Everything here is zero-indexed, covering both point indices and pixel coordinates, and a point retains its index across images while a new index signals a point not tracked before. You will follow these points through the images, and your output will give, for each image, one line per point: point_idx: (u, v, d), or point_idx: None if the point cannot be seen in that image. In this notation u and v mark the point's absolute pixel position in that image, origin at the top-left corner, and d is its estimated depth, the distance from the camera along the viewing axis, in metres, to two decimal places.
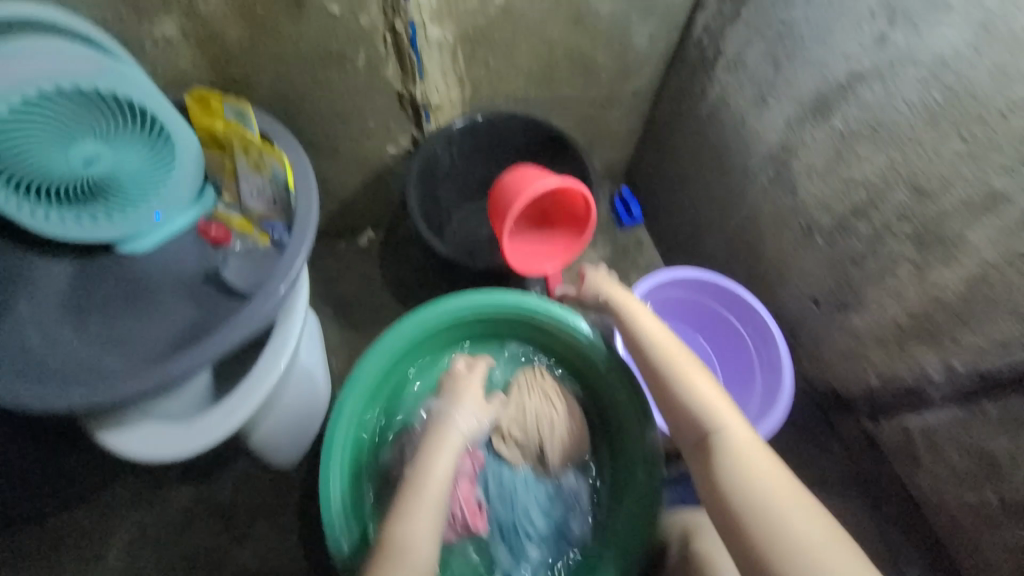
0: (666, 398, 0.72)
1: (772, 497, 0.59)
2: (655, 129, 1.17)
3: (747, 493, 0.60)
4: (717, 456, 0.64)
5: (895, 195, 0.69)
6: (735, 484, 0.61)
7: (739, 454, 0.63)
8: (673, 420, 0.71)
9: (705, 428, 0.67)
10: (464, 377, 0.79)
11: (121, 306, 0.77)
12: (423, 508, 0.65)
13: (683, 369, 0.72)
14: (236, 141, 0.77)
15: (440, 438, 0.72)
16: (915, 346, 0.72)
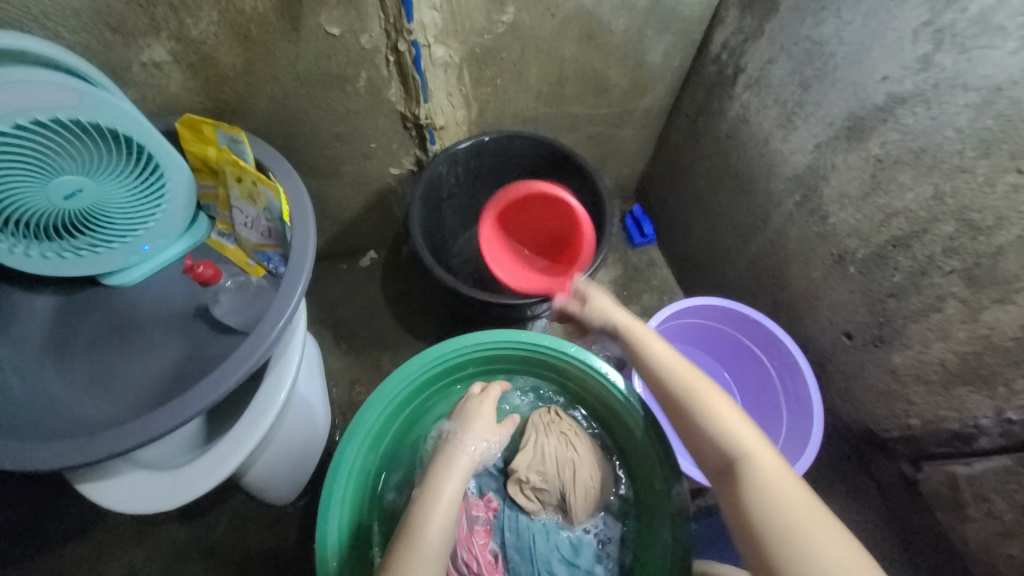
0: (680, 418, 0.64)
1: (803, 525, 0.52)
2: (669, 147, 1.12)
3: (777, 523, 0.53)
4: (740, 482, 0.57)
5: (942, 228, 0.63)
6: (768, 521, 0.53)
7: (764, 477, 0.56)
8: (689, 441, 0.64)
9: (726, 450, 0.59)
10: (476, 398, 0.74)
11: (104, 344, 0.71)
12: (428, 543, 0.58)
13: (696, 383, 0.64)
14: (229, 171, 0.72)
15: (449, 461, 0.66)
16: (962, 389, 0.65)
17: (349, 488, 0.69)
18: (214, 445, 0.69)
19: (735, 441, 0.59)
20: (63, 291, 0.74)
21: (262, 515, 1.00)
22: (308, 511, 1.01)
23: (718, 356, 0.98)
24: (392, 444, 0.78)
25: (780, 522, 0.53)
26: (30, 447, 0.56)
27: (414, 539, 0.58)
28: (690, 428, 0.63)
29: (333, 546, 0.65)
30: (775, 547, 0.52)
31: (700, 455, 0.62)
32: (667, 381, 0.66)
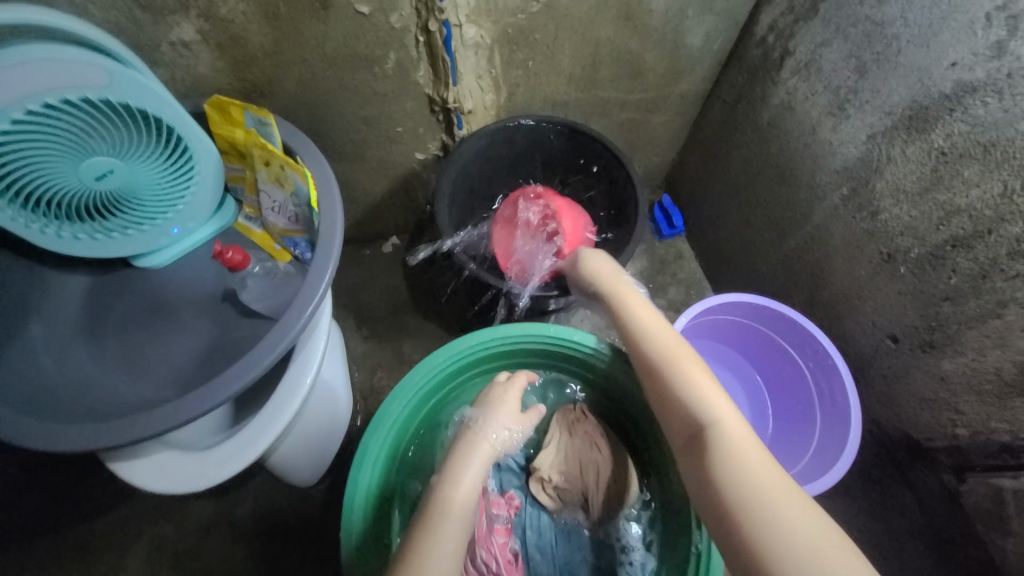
0: (652, 387, 0.64)
1: (761, 490, 0.50)
2: (704, 134, 1.07)
3: (732, 484, 0.52)
4: (703, 448, 0.56)
5: (1010, 228, 0.58)
6: (723, 471, 0.53)
7: (725, 440, 0.55)
8: (661, 411, 0.63)
9: (695, 417, 0.58)
10: (501, 387, 0.73)
11: (135, 325, 0.72)
12: (447, 531, 0.56)
13: (672, 351, 0.63)
14: (257, 154, 0.71)
15: (470, 448, 0.65)
16: (1019, 402, 0.61)
17: (374, 479, 0.69)
18: (242, 430, 0.69)
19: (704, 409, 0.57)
20: (95, 272, 0.75)
21: (285, 496, 1.02)
22: (331, 494, 1.02)
23: (747, 353, 0.95)
24: (415, 434, 0.77)
25: (732, 472, 0.52)
26: (64, 426, 0.57)
27: (440, 522, 0.57)
28: (660, 395, 0.62)
29: (356, 536, 0.64)
30: (729, 495, 0.51)
31: (668, 424, 0.61)
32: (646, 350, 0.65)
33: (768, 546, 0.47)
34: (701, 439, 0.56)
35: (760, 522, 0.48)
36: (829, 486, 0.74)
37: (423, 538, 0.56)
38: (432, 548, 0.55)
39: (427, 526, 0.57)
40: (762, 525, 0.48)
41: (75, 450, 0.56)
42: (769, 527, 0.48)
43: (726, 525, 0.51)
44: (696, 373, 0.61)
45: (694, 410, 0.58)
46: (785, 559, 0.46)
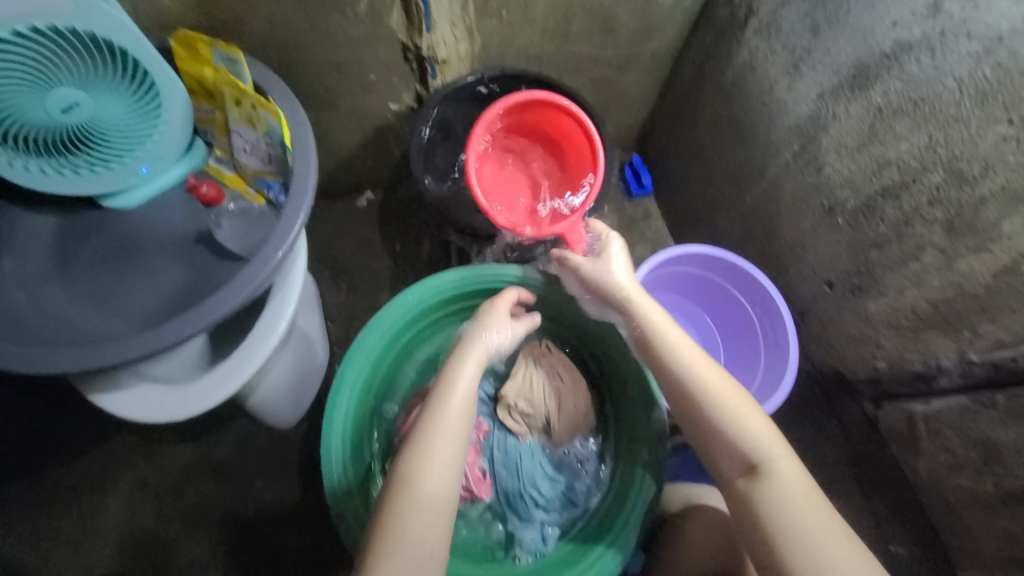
0: (698, 424, 0.65)
1: (813, 529, 0.57)
2: (673, 94, 1.10)
3: (787, 526, 0.58)
4: (758, 485, 0.60)
5: (931, 178, 0.65)
6: (775, 511, 0.59)
7: (783, 483, 0.60)
8: (704, 444, 0.65)
9: (747, 455, 0.62)
10: (490, 299, 0.76)
11: (109, 262, 0.72)
12: (419, 517, 0.57)
13: (720, 389, 0.65)
14: (227, 92, 0.70)
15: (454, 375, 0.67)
16: (931, 335, 0.69)
17: (350, 405, 0.76)
18: (221, 364, 0.72)
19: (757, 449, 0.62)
20: (61, 211, 0.74)
21: (264, 438, 1.05)
22: (307, 438, 1.05)
23: (701, 302, 1.02)
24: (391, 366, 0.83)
25: (783, 514, 0.58)
26: (45, 352, 0.59)
27: (424, 453, 0.60)
28: (709, 432, 0.64)
29: (337, 452, 0.73)
30: (780, 533, 0.58)
31: (713, 457, 0.64)
32: (691, 386, 0.66)
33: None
34: (759, 480, 0.61)
35: (814, 557, 0.56)
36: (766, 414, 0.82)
37: (410, 472, 0.59)
38: (418, 482, 0.59)
39: (408, 456, 0.61)
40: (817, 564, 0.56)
41: (55, 373, 0.59)
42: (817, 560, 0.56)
43: (777, 560, 0.57)
44: (748, 412, 0.64)
45: (752, 450, 0.62)
46: None
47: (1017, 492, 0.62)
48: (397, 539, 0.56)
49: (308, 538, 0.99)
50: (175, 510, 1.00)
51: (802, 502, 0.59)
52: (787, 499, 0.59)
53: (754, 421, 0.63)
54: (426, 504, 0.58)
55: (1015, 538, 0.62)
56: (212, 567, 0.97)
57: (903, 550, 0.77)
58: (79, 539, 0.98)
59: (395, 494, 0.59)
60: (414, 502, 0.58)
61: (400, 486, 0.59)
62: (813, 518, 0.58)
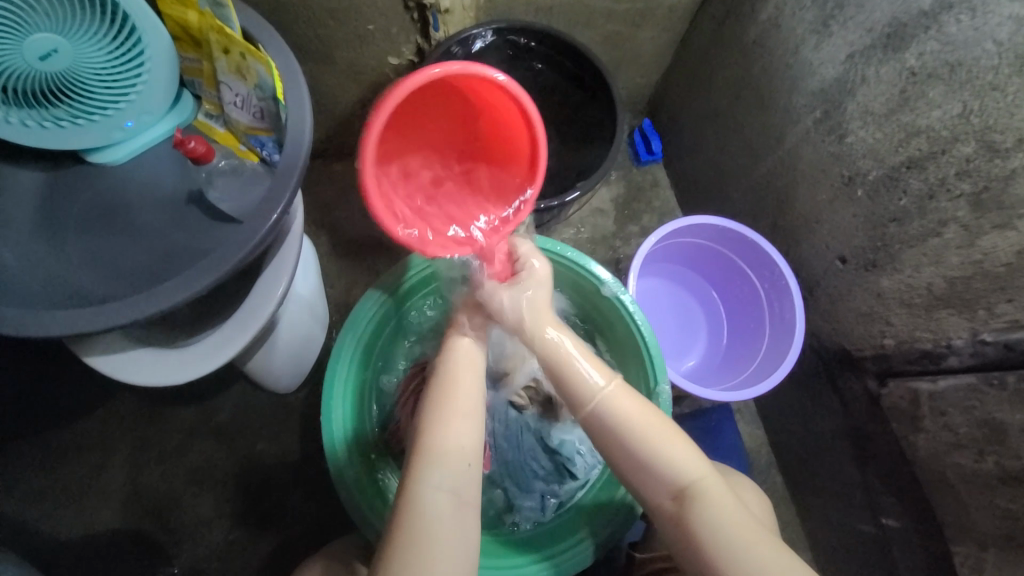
0: (617, 457, 0.59)
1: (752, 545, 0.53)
2: (688, 53, 1.04)
3: (727, 553, 0.53)
4: (689, 510, 0.56)
5: (961, 148, 0.62)
6: (710, 533, 0.54)
7: (716, 508, 0.55)
8: (627, 476, 0.59)
9: (671, 479, 0.57)
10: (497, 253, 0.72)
11: (96, 222, 0.69)
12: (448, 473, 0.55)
13: (633, 414, 0.59)
14: (214, 39, 0.65)
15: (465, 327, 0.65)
16: (943, 313, 0.68)
17: (350, 372, 0.75)
18: (218, 329, 0.70)
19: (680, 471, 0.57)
20: (47, 167, 0.71)
21: (265, 401, 1.05)
22: (308, 402, 1.06)
23: (708, 275, 1.01)
24: (394, 334, 0.84)
25: (716, 534, 0.54)
26: (36, 315, 0.57)
27: (443, 405, 0.58)
28: (631, 465, 0.58)
29: (338, 419, 0.73)
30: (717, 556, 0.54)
31: (641, 487, 0.59)
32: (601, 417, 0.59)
33: None
34: (691, 508, 0.56)
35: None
36: (767, 389, 0.81)
37: (431, 426, 0.57)
38: (443, 432, 0.56)
39: (426, 409, 0.58)
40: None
41: (48, 336, 0.57)
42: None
43: None
44: (668, 436, 0.59)
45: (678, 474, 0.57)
46: None
47: (1018, 471, 0.62)
48: (427, 488, 0.53)
49: (310, 499, 1.01)
50: (179, 469, 1.02)
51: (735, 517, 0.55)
52: (720, 516, 0.55)
53: (675, 444, 0.58)
54: (452, 454, 0.56)
55: (1013, 517, 0.63)
56: (217, 524, 0.99)
57: (895, 524, 0.78)
58: (86, 496, 1.00)
59: (421, 446, 0.56)
60: (443, 450, 0.56)
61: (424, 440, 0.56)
62: (748, 533, 0.54)
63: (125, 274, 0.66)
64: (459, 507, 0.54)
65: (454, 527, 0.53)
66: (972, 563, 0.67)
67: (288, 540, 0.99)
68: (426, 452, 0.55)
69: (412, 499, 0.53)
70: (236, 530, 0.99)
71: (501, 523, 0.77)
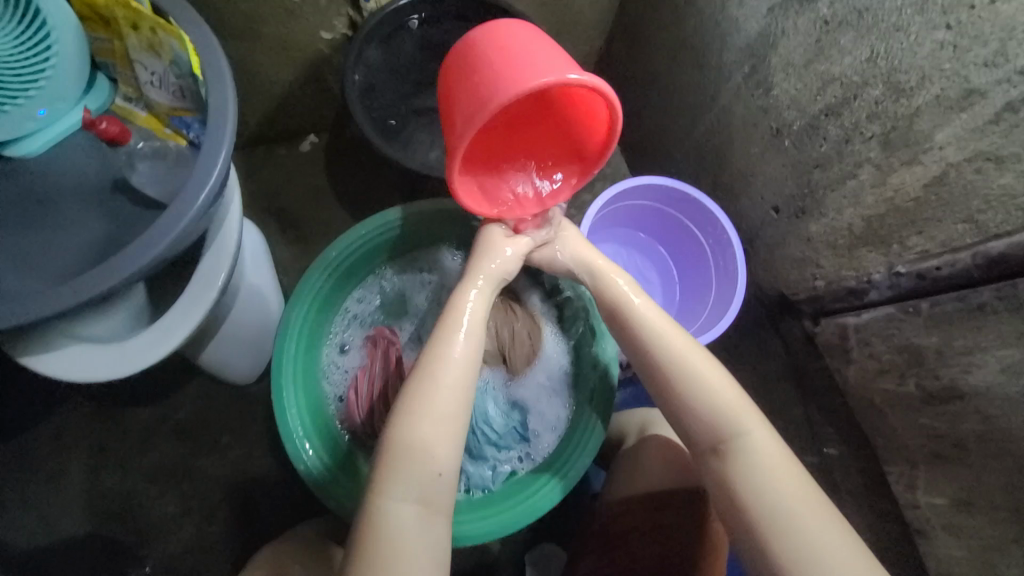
0: (670, 398, 0.62)
1: (790, 499, 0.55)
2: (627, 17, 1.05)
3: (771, 514, 0.55)
4: (729, 458, 0.58)
5: (871, 92, 0.66)
6: (749, 481, 0.57)
7: (754, 460, 0.57)
8: (678, 418, 0.63)
9: (717, 428, 0.59)
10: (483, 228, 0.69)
11: (17, 215, 0.65)
12: (422, 466, 0.54)
13: (688, 363, 0.62)
14: (121, 16, 0.61)
15: (458, 312, 0.62)
16: (864, 252, 0.72)
17: (295, 352, 0.74)
18: (161, 318, 0.68)
19: (729, 420, 0.59)
20: None
21: (226, 395, 1.03)
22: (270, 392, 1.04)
23: (656, 235, 1.04)
24: (342, 307, 0.83)
25: (754, 483, 0.56)
26: None
27: (421, 396, 0.57)
28: (681, 407, 0.62)
29: (291, 401, 0.72)
30: (752, 503, 0.56)
31: (688, 430, 0.62)
32: (658, 362, 0.63)
33: (789, 550, 0.53)
34: (731, 460, 0.58)
35: (791, 529, 0.54)
36: (714, 336, 0.86)
37: (402, 418, 0.56)
38: (403, 471, 0.54)
39: (395, 417, 0.56)
40: (800, 553, 0.53)
41: None
42: (789, 534, 0.53)
43: (752, 527, 0.55)
44: (722, 389, 0.60)
45: (722, 428, 0.59)
46: (805, 553, 0.52)
47: (939, 390, 0.67)
48: (394, 489, 0.53)
49: (282, 487, 1.00)
50: (142, 470, 0.99)
51: (776, 470, 0.57)
52: (761, 467, 0.57)
53: (727, 396, 0.60)
54: (420, 450, 0.55)
55: (935, 432, 0.69)
56: (187, 522, 0.98)
57: (835, 452, 0.84)
58: (44, 507, 0.97)
59: (387, 485, 0.54)
60: (411, 446, 0.55)
61: (396, 457, 0.54)
62: (789, 489, 0.55)
63: (51, 268, 0.63)
64: (427, 517, 0.54)
65: (416, 541, 0.53)
66: (902, 477, 0.73)
67: (263, 529, 0.99)
68: (393, 487, 0.54)
69: (376, 512, 0.53)
70: (207, 525, 0.98)
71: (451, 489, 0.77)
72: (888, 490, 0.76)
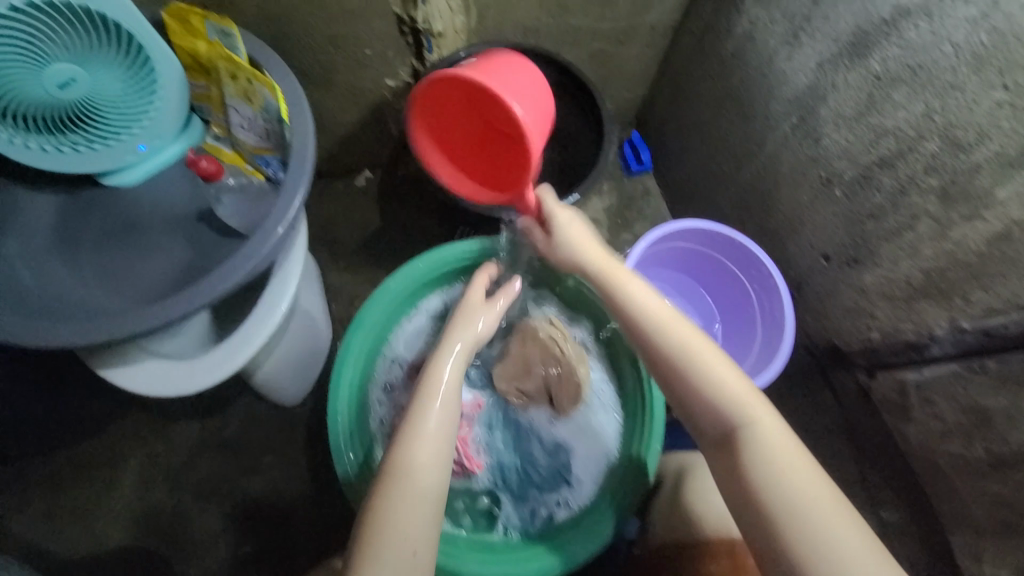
0: (677, 386, 0.61)
1: (807, 492, 0.53)
2: (672, 68, 1.09)
3: (787, 508, 0.52)
4: (740, 450, 0.57)
5: (927, 146, 0.66)
6: (761, 474, 0.55)
7: (765, 450, 0.56)
8: (687, 410, 0.62)
9: (726, 420, 0.58)
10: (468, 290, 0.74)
11: (114, 240, 0.72)
12: (410, 504, 0.55)
13: (693, 348, 0.61)
14: (223, 67, 0.69)
15: (435, 378, 0.63)
16: (923, 305, 0.70)
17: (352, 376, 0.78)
18: (226, 341, 0.73)
19: (737, 411, 0.58)
20: (63, 190, 0.74)
21: (271, 415, 1.07)
22: (311, 414, 1.08)
23: (698, 278, 1.04)
24: (383, 352, 0.85)
25: (767, 476, 0.54)
26: (54, 326, 0.59)
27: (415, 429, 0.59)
28: (689, 397, 0.61)
29: (343, 423, 0.75)
30: (765, 496, 0.54)
31: (697, 420, 0.61)
32: (665, 347, 0.62)
33: (809, 545, 0.50)
34: (741, 452, 0.56)
35: (809, 522, 0.51)
36: (764, 382, 0.83)
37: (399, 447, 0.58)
38: (395, 500, 0.55)
39: (395, 446, 0.58)
40: (821, 549, 0.50)
41: (61, 347, 0.59)
42: (808, 527, 0.51)
43: (768, 523, 0.53)
44: (732, 378, 0.60)
45: (727, 420, 0.58)
46: (826, 550, 0.50)
47: (1010, 457, 0.63)
48: (387, 515, 0.54)
49: (315, 510, 1.02)
50: (187, 484, 1.03)
51: (789, 461, 0.55)
52: (771, 456, 0.55)
53: (735, 382, 0.59)
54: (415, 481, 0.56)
55: (1008, 504, 0.64)
56: (223, 539, 1.00)
57: (893, 518, 0.79)
58: (95, 513, 1.01)
59: (375, 516, 0.54)
60: (405, 475, 0.56)
61: (378, 497, 0.55)
62: (804, 481, 0.53)
63: (141, 288, 0.70)
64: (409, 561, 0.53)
65: None
66: (969, 550, 0.68)
67: (294, 552, 1.00)
68: (383, 515, 0.54)
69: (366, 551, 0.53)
70: (241, 544, 1.00)
71: (490, 528, 0.77)
72: (953, 564, 0.70)
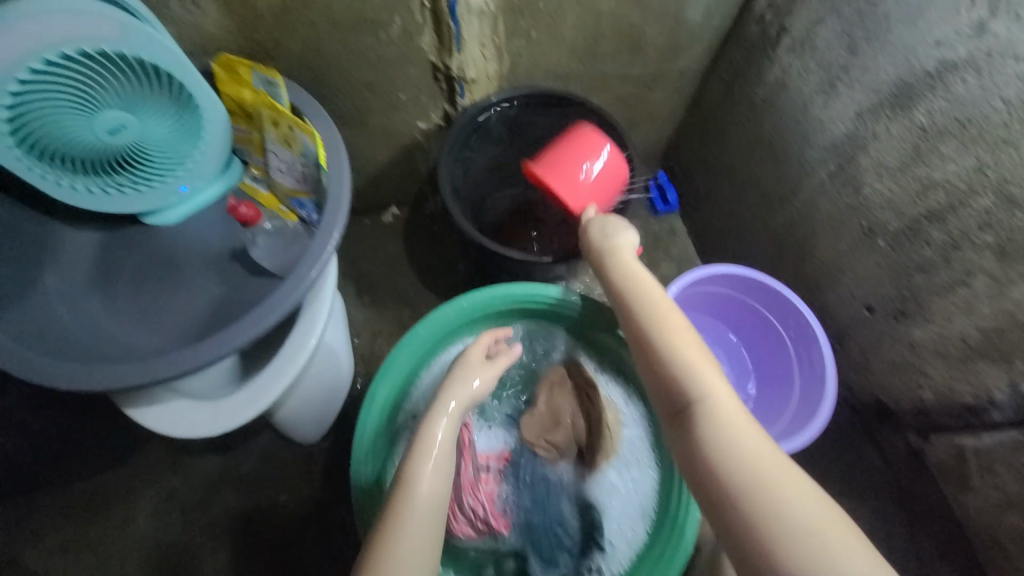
0: (645, 361, 0.64)
1: (760, 463, 0.53)
2: (700, 111, 1.09)
3: (738, 477, 0.53)
4: (696, 423, 0.57)
5: (980, 201, 0.64)
6: (714, 446, 0.55)
7: (719, 423, 0.56)
8: (653, 385, 0.63)
9: (687, 394, 0.59)
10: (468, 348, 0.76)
11: (151, 279, 0.73)
12: (412, 527, 0.57)
13: (660, 326, 0.64)
14: (265, 114, 0.71)
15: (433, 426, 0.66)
16: (981, 365, 0.66)
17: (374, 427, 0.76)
18: (253, 381, 0.72)
19: (694, 386, 0.59)
20: (104, 228, 0.76)
21: (290, 452, 1.05)
22: (330, 453, 1.06)
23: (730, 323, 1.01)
24: (407, 401, 0.82)
25: (720, 447, 0.55)
26: (89, 369, 0.59)
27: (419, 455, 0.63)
28: (653, 372, 0.63)
29: (367, 474, 0.73)
30: (716, 466, 0.54)
31: (660, 395, 0.62)
32: (638, 322, 0.66)
33: (757, 514, 0.50)
34: (696, 424, 0.57)
35: (758, 492, 0.51)
36: (806, 440, 0.78)
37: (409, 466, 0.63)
38: (399, 522, 0.58)
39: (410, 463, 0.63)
40: (771, 524, 0.49)
41: (96, 391, 0.59)
42: (756, 497, 0.51)
43: (719, 491, 0.53)
44: (697, 355, 0.61)
45: (685, 394, 0.59)
46: (775, 521, 0.50)
47: None
48: (389, 533, 0.57)
49: (332, 554, 0.99)
50: (202, 522, 1.01)
51: (744, 434, 0.55)
52: (724, 428, 0.56)
53: (699, 359, 0.61)
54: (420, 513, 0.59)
55: None
56: None
57: None
58: (109, 549, 0.99)
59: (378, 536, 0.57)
60: (411, 501, 0.59)
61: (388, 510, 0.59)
62: (757, 454, 0.54)
63: (174, 328, 0.70)
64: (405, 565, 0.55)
65: None
66: None
67: None
68: (385, 528, 0.57)
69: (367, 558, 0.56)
70: None
71: None
72: None
